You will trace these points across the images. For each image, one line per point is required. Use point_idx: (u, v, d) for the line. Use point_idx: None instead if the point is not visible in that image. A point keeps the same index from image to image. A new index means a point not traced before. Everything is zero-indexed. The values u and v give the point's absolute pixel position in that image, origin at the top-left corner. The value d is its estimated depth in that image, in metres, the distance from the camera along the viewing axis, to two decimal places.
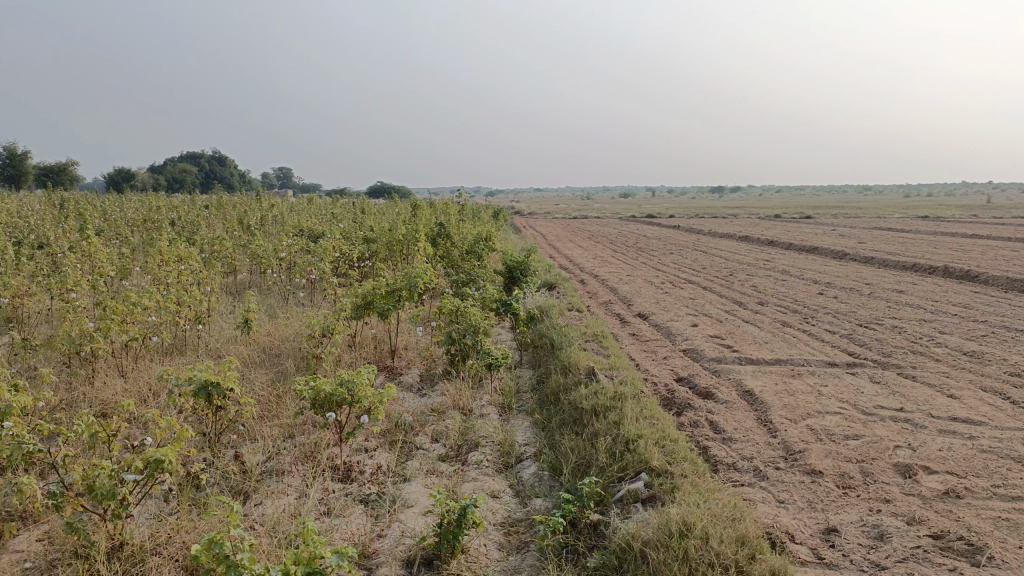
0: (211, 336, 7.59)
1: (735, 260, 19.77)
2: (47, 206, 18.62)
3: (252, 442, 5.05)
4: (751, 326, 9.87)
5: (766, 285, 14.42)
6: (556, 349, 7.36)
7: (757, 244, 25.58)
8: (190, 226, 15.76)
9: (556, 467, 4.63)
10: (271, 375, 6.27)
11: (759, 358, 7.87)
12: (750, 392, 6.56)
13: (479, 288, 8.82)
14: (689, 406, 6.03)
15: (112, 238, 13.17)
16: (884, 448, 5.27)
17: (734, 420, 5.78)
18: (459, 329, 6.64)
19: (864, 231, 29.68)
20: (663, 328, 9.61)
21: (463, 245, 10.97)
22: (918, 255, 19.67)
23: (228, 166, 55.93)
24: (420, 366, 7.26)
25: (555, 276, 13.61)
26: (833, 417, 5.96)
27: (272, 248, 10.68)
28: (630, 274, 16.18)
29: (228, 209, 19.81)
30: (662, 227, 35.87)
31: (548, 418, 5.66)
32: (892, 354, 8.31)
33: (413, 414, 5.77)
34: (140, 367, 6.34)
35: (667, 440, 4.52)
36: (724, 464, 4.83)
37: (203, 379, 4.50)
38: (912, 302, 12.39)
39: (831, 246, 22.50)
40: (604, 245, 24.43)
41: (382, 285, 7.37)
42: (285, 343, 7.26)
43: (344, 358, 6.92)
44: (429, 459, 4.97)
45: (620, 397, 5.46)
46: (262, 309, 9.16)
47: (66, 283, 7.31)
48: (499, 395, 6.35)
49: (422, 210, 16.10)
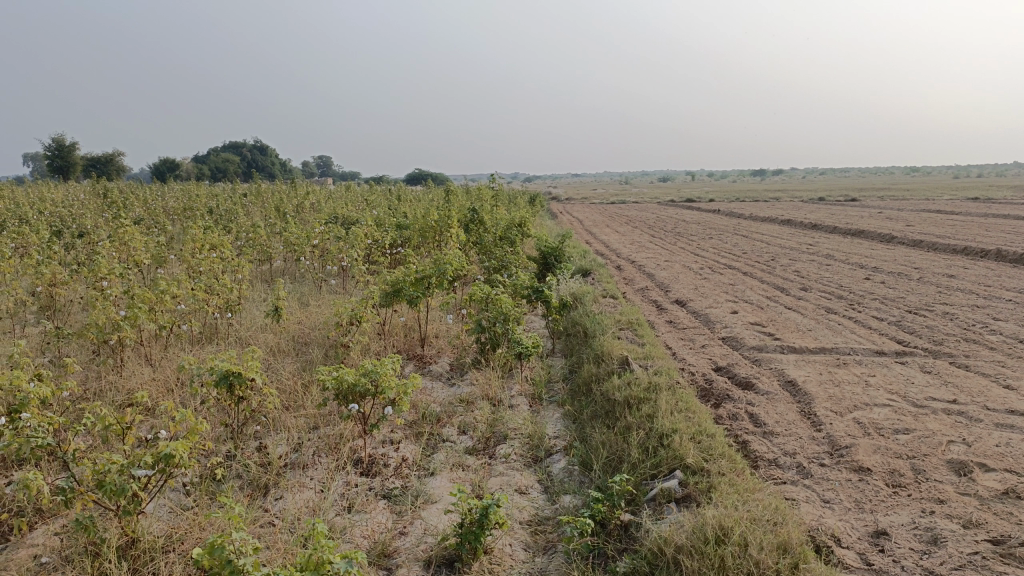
0: (241, 324, 7.54)
1: (777, 244, 19.25)
2: (91, 195, 18.92)
3: (276, 433, 4.96)
4: (793, 313, 9.52)
5: (809, 270, 14.00)
6: (590, 338, 7.14)
7: (800, 228, 24.94)
8: (228, 214, 15.83)
9: (587, 461, 4.44)
10: (298, 364, 6.17)
11: (802, 347, 7.55)
12: (793, 383, 6.28)
13: (511, 275, 8.63)
14: (727, 397, 5.79)
15: (152, 227, 13.27)
16: (936, 443, 4.97)
17: (775, 412, 5.52)
18: (489, 317, 6.44)
19: (912, 214, 28.77)
20: (701, 315, 9.33)
21: (496, 231, 10.77)
22: (969, 239, 18.96)
23: (269, 155, 56.58)
24: (450, 355, 7.12)
25: (591, 262, 13.36)
26: (881, 409, 5.66)
27: (304, 235, 10.63)
28: (669, 259, 15.85)
29: (266, 197, 19.89)
30: (701, 212, 35.22)
31: (580, 409, 5.46)
32: (944, 342, 7.92)
33: (441, 405, 5.63)
34: (168, 356, 6.30)
35: (704, 435, 4.28)
36: (764, 460, 4.57)
37: (224, 369, 4.39)
38: (964, 287, 11.90)
39: (878, 229, 21.82)
40: (643, 231, 24.09)
41: (411, 271, 7.22)
42: (315, 332, 7.19)
43: (373, 347, 6.80)
44: (456, 451, 4.81)
45: (655, 388, 5.23)
46: (294, 297, 9.10)
47: (98, 271, 7.29)
48: (530, 385, 6.17)
49: (456, 196, 15.95)
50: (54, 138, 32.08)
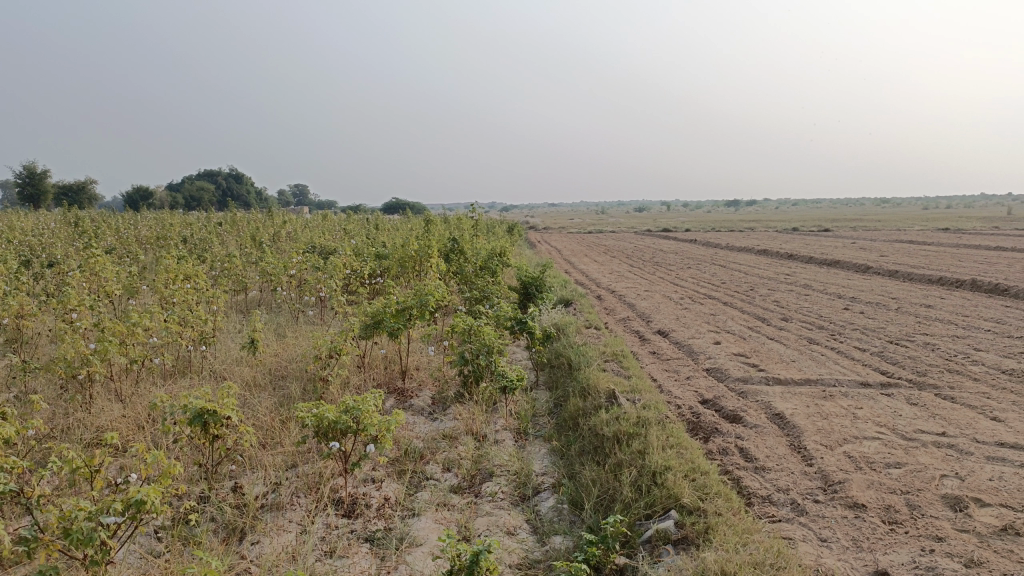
0: (216, 357, 7.33)
1: (755, 274, 19.34)
2: (62, 224, 18.61)
3: (252, 473, 4.77)
4: (776, 344, 9.48)
5: (789, 300, 14.02)
6: (574, 370, 7.02)
7: (776, 258, 25.12)
8: (203, 243, 15.59)
9: (577, 500, 4.29)
10: (274, 399, 5.98)
11: (787, 378, 7.49)
12: (780, 415, 6.19)
13: (493, 306, 8.51)
14: (716, 431, 5.68)
15: (124, 257, 13.01)
16: (929, 477, 4.88)
17: (765, 446, 5.42)
18: (473, 349, 6.31)
19: (886, 244, 29.11)
20: (684, 346, 9.25)
21: (476, 261, 10.66)
22: (943, 269, 19.19)
23: (245, 184, 56.28)
24: (432, 388, 6.96)
25: (571, 292, 13.28)
26: (872, 443, 5.58)
27: (281, 265, 10.44)
28: (649, 289, 15.83)
29: (241, 226, 19.68)
30: (678, 241, 35.41)
31: (567, 444, 5.33)
32: (928, 373, 7.89)
33: (424, 440, 5.47)
34: (140, 390, 6.08)
35: (698, 473, 4.16)
36: (758, 497, 4.46)
37: (199, 406, 4.21)
38: (942, 317, 11.96)
39: (853, 259, 22.01)
40: (621, 260, 24.13)
41: (392, 303, 7.08)
42: (292, 365, 7.00)
43: (353, 381, 6.62)
44: (440, 490, 4.65)
45: (644, 423, 5.11)
46: (270, 328, 8.89)
47: (67, 303, 7.07)
48: (514, 420, 6.01)
49: (435, 226, 15.86)
50: (25, 165, 31.65)
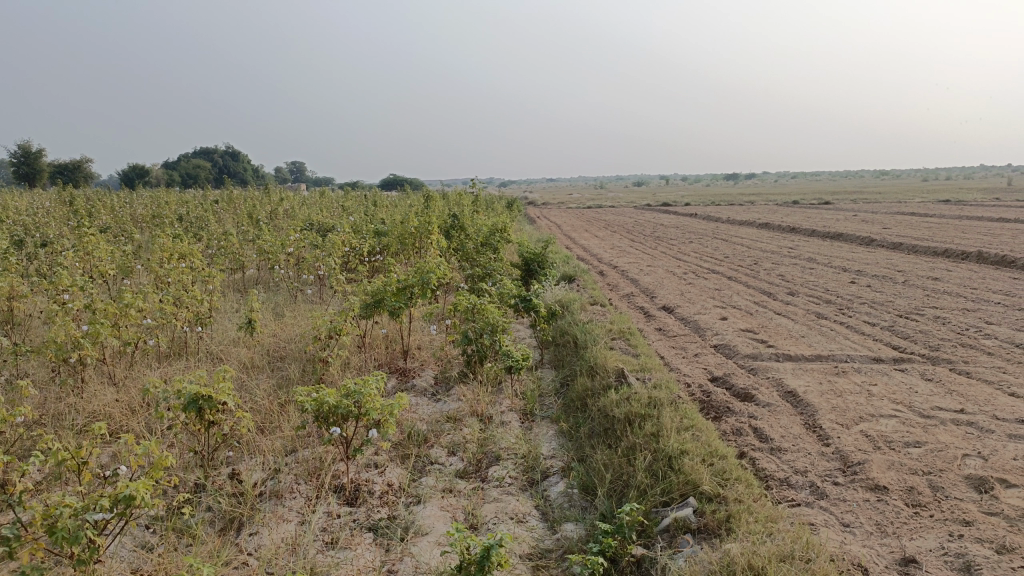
0: (213, 338, 7.15)
1: (758, 248, 19.13)
2: (57, 203, 18.35)
3: (250, 459, 4.61)
4: (784, 319, 9.29)
5: (793, 274, 13.83)
6: (581, 348, 6.85)
7: (778, 231, 24.89)
8: (200, 221, 15.36)
9: (588, 485, 4.13)
10: (273, 381, 5.80)
11: (798, 354, 7.31)
12: (793, 393, 6.02)
13: (495, 283, 8.32)
14: (728, 410, 5.51)
15: (119, 238, 12.78)
16: (951, 457, 4.72)
17: (780, 426, 5.25)
18: (476, 328, 6.12)
19: (888, 216, 28.85)
20: (690, 322, 9.07)
21: (478, 237, 10.44)
22: (947, 241, 18.99)
23: (242, 162, 55.88)
24: (434, 368, 6.80)
25: (574, 268, 13.08)
26: (889, 421, 5.42)
27: (278, 242, 10.23)
28: (651, 264, 15.63)
29: (238, 204, 19.43)
30: (679, 215, 35.14)
31: (576, 426, 5.16)
32: (941, 348, 7.71)
33: (427, 423, 5.30)
34: (134, 373, 5.91)
35: (715, 457, 4.00)
36: (776, 480, 4.30)
37: (193, 392, 4.04)
38: (950, 290, 11.77)
39: (857, 232, 21.80)
40: (622, 235, 23.88)
41: (393, 281, 6.87)
42: (291, 346, 6.83)
43: (353, 362, 6.44)
44: (445, 475, 4.49)
45: (656, 403, 4.94)
46: (268, 308, 8.71)
47: (58, 284, 6.87)
48: (520, 400, 5.84)
49: (434, 202, 15.64)
50: (20, 144, 31.34)
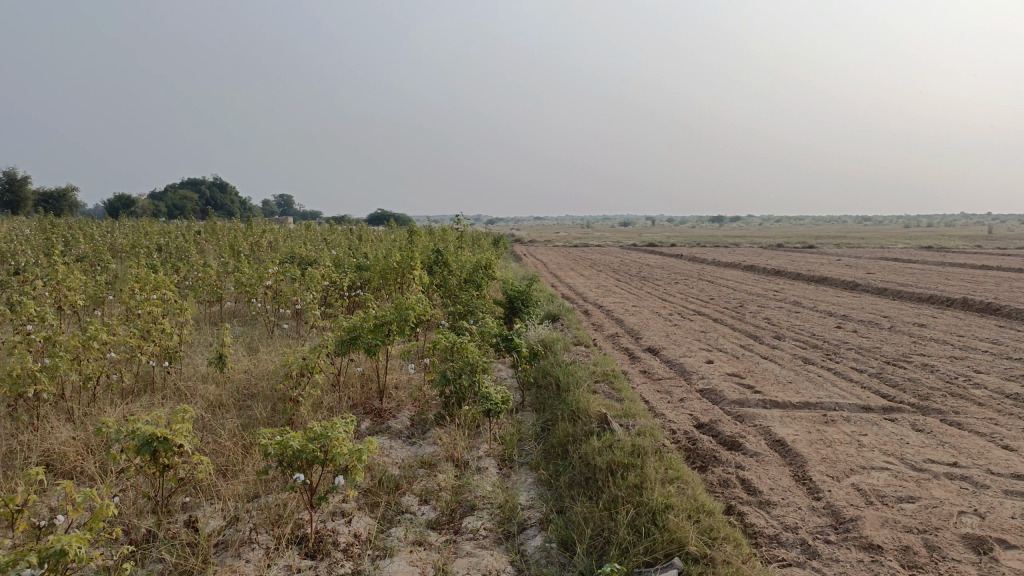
0: (181, 374, 6.88)
1: (744, 290, 19.05)
2: (36, 231, 18.08)
3: (209, 505, 4.34)
4: (770, 364, 9.12)
5: (779, 317, 13.72)
6: (563, 391, 6.63)
7: (763, 274, 24.88)
8: (180, 252, 15.11)
9: (566, 540, 3.89)
10: (239, 421, 5.53)
11: (786, 401, 7.12)
12: (782, 443, 5.81)
13: (477, 321, 8.11)
14: (715, 459, 5.30)
15: (95, 267, 12.50)
16: (947, 514, 4.52)
17: (768, 477, 5.04)
18: (455, 368, 5.90)
19: (872, 261, 28.97)
20: (676, 365, 8.89)
21: (461, 274, 10.25)
22: (932, 287, 19.00)
23: (228, 193, 55.74)
24: (411, 409, 6.55)
25: (558, 307, 12.90)
26: (881, 474, 5.22)
27: (257, 275, 9.99)
28: (636, 304, 15.50)
29: (221, 235, 19.20)
30: (665, 256, 35.15)
31: (556, 474, 4.93)
32: (930, 397, 7.54)
33: (400, 468, 5.05)
34: (94, 410, 5.63)
35: (702, 513, 3.78)
36: (764, 536, 4.08)
37: (147, 433, 3.79)
38: (936, 337, 11.68)
39: (841, 276, 21.80)
40: (607, 275, 23.80)
41: (370, 317, 6.65)
42: (262, 384, 6.57)
43: (326, 402, 6.19)
44: (416, 526, 4.23)
45: (640, 452, 4.72)
46: (242, 343, 8.45)
47: (21, 314, 6.61)
48: (498, 445, 5.60)
49: (418, 237, 15.47)
50: (5, 171, 31.11)
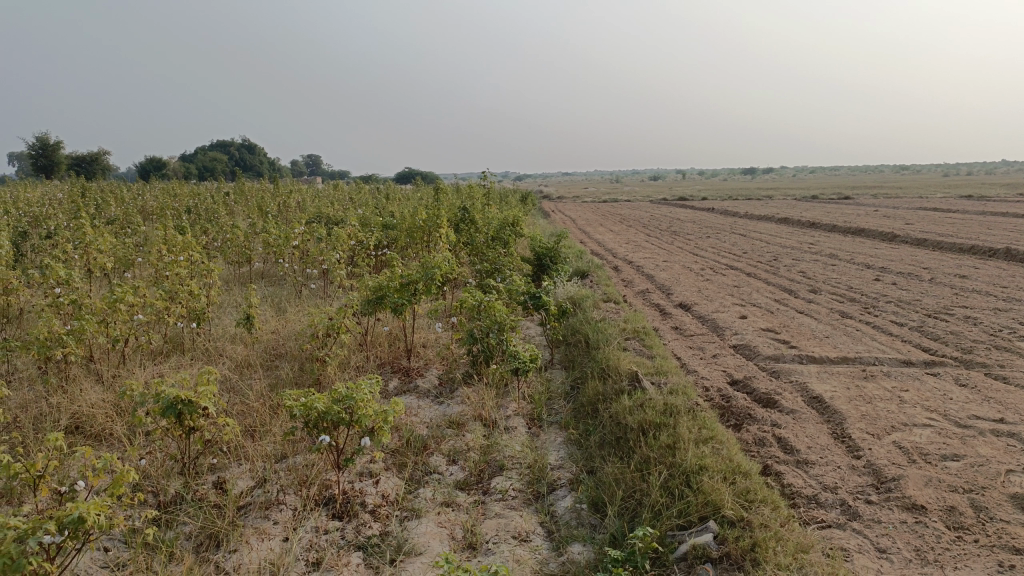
0: (209, 335, 6.88)
1: (777, 243, 18.67)
2: (69, 194, 18.23)
3: (236, 467, 4.31)
4: (806, 318, 8.90)
5: (815, 271, 13.39)
6: (593, 348, 6.51)
7: (797, 227, 24.36)
8: (209, 213, 15.13)
9: (597, 501, 3.79)
10: (266, 382, 5.50)
11: (823, 357, 6.93)
12: (819, 399, 5.65)
13: (505, 279, 7.98)
14: (750, 417, 5.15)
15: (125, 229, 12.55)
16: (994, 473, 4.34)
17: (805, 435, 4.89)
18: (482, 327, 5.80)
19: (909, 212, 28.21)
20: (708, 321, 8.71)
21: (488, 231, 10.10)
22: (973, 237, 18.44)
23: (257, 155, 55.89)
24: (439, 368, 6.49)
25: (587, 263, 12.72)
26: (923, 431, 5.05)
27: (284, 235, 9.94)
28: (668, 260, 15.24)
29: (250, 196, 19.20)
30: (696, 210, 34.59)
31: (586, 433, 4.82)
32: (974, 351, 7.29)
33: (428, 427, 4.98)
34: (123, 372, 5.64)
35: (738, 474, 3.65)
36: (802, 497, 3.95)
37: (171, 396, 3.74)
38: (979, 288, 11.31)
39: (879, 227, 21.26)
40: (638, 230, 23.45)
41: (396, 276, 6.55)
42: (289, 345, 6.54)
43: (353, 361, 6.14)
44: (444, 487, 4.16)
45: (673, 411, 4.59)
46: (270, 303, 8.44)
47: (49, 277, 6.63)
48: (527, 404, 5.50)
49: (446, 195, 15.32)
50: (38, 136, 31.43)
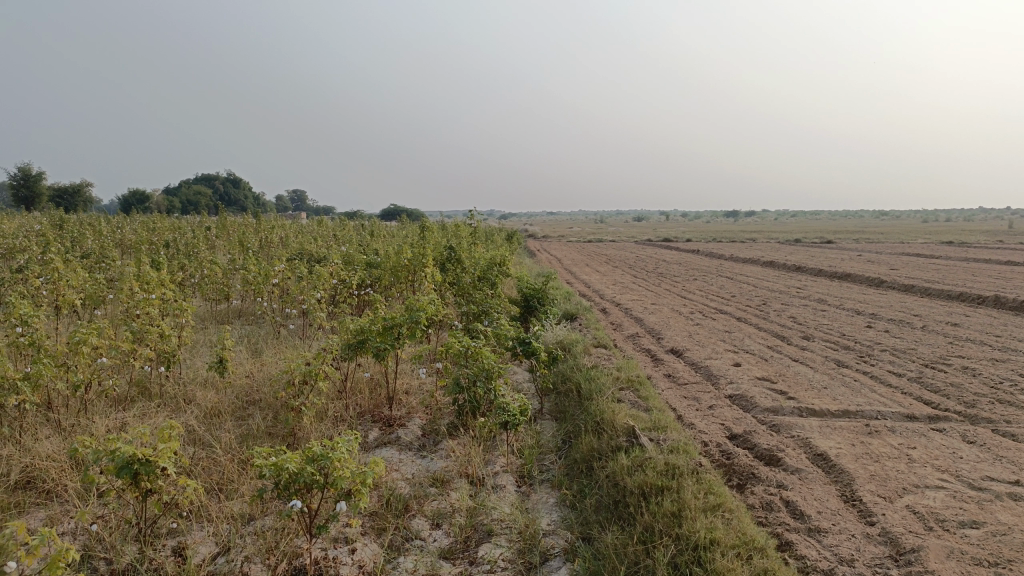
0: (179, 380, 6.50)
1: (766, 287, 18.52)
2: (47, 226, 17.84)
3: (198, 531, 3.93)
4: (801, 367, 8.63)
5: (806, 316, 13.17)
6: (585, 399, 6.20)
7: (783, 271, 24.28)
8: (189, 248, 14.76)
9: (595, 574, 3.44)
10: (236, 434, 5.13)
11: (823, 409, 6.65)
12: (824, 457, 5.35)
13: (492, 322, 7.68)
14: (753, 477, 4.84)
15: (100, 264, 12.16)
16: (1019, 543, 4.05)
17: (814, 498, 4.58)
18: (469, 374, 5.47)
19: (894, 257, 28.27)
20: (702, 368, 8.42)
21: (475, 271, 9.81)
22: (960, 284, 18.39)
23: (242, 189, 55.61)
24: (422, 417, 6.14)
25: (576, 305, 12.45)
26: (937, 495, 4.75)
27: (263, 273, 9.59)
28: (656, 302, 15.01)
29: (232, 231, 18.84)
30: (681, 251, 34.55)
31: (580, 494, 4.49)
32: (977, 404, 7.04)
33: (410, 485, 4.63)
34: (82, 421, 5.26)
35: (751, 549, 3.34)
36: (818, 572, 3.63)
37: (127, 454, 3.39)
38: (973, 337, 11.11)
39: (865, 272, 21.20)
40: (624, 271, 23.27)
41: (379, 319, 6.22)
42: (264, 391, 6.18)
43: (331, 410, 5.78)
44: (426, 556, 3.80)
45: (675, 472, 4.27)
46: (246, 344, 8.07)
47: (9, 316, 6.25)
48: (516, 459, 5.16)
49: (432, 234, 15.05)
50: (21, 168, 31.02)
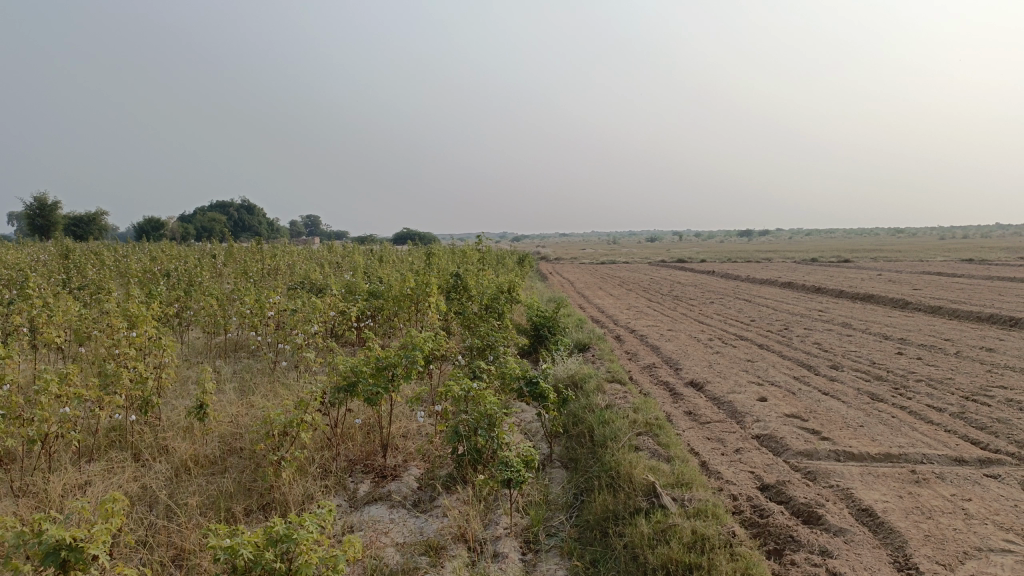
0: (158, 427, 5.96)
1: (786, 310, 17.86)
2: (53, 256, 17.50)
3: None
4: (833, 401, 7.99)
5: (831, 342, 12.48)
6: (598, 445, 5.61)
7: (803, 292, 23.59)
8: (191, 277, 14.31)
9: None
10: (209, 497, 4.59)
11: (863, 452, 6.02)
12: (869, 513, 4.73)
13: (496, 357, 7.12)
14: (792, 542, 4.24)
15: (95, 294, 11.69)
16: None
17: (864, 568, 3.96)
18: (469, 422, 4.91)
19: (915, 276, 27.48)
20: (724, 403, 7.79)
21: (480, 300, 9.25)
22: (990, 304, 17.64)
23: (256, 215, 55.55)
24: (419, 467, 5.58)
25: (589, 334, 11.86)
26: (1005, 561, 4.11)
27: (258, 305, 9.07)
28: (673, 328, 14.39)
29: (239, 258, 18.39)
30: (697, 273, 33.90)
31: (594, 569, 3.89)
32: None
33: (400, 555, 4.06)
34: (40, 481, 4.73)
35: None
36: None
37: (54, 539, 2.84)
38: (1012, 364, 10.40)
39: (888, 293, 20.49)
40: (639, 295, 22.64)
41: (372, 359, 5.66)
42: (246, 439, 5.63)
43: (317, 462, 5.23)
44: None
45: (705, 544, 3.68)
46: (236, 383, 7.56)
47: None
48: (522, 519, 4.58)
49: (439, 259, 14.51)
50: (36, 196, 30.93)
